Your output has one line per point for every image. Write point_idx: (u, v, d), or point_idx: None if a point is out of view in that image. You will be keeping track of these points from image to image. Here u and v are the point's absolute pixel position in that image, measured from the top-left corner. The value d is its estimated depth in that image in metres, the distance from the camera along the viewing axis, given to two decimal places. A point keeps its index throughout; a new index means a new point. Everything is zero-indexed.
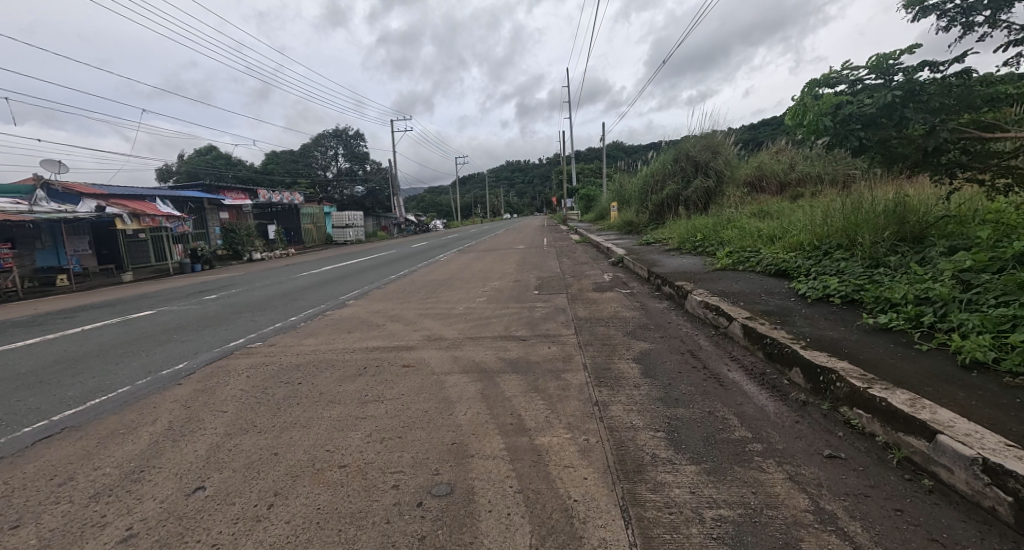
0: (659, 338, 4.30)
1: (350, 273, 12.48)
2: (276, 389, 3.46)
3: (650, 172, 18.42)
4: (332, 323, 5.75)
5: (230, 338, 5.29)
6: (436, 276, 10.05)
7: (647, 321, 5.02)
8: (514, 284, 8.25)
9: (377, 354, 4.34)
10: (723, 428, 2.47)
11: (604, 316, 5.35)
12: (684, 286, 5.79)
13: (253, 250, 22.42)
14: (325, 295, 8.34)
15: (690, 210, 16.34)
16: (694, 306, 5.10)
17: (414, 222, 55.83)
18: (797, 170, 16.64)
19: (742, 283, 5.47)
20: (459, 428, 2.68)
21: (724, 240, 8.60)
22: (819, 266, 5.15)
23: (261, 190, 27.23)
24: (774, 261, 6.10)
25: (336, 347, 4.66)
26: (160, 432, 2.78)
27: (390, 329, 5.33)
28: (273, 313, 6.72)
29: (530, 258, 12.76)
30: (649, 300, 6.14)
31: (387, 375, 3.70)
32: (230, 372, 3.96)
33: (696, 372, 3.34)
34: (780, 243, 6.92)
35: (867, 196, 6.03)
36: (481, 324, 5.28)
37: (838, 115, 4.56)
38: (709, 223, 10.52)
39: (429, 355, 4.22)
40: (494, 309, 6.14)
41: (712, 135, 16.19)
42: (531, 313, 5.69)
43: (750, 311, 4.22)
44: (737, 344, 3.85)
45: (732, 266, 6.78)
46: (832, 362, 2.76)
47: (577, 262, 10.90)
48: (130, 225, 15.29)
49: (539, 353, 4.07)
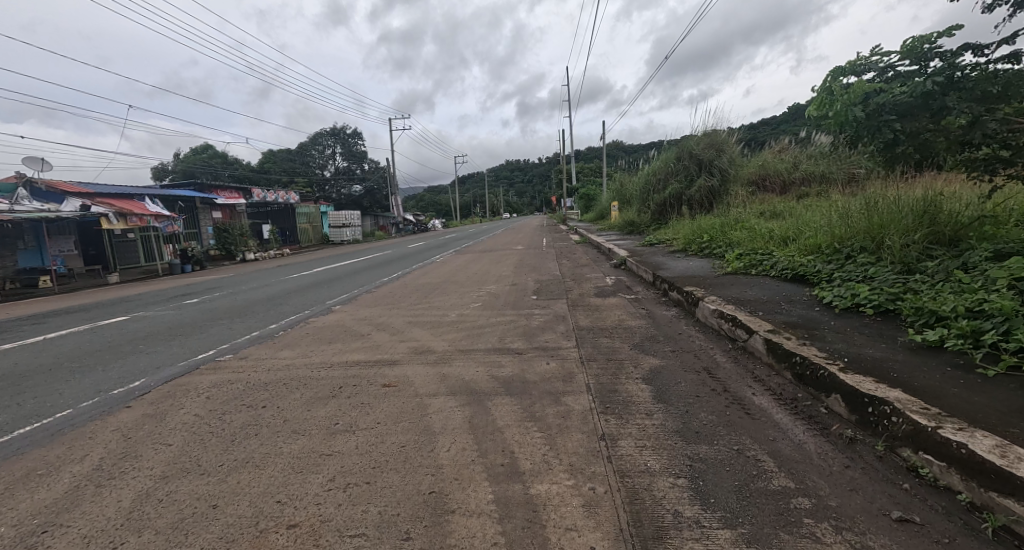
0: (670, 353, 3.86)
1: (342, 274, 12.04)
2: (235, 416, 3.02)
3: (651, 170, 17.96)
4: (313, 332, 5.32)
5: (199, 350, 4.84)
6: (430, 278, 9.60)
7: (655, 332, 4.58)
8: (511, 288, 7.81)
9: (356, 370, 3.90)
10: (758, 477, 2.01)
11: (608, 326, 4.91)
12: (693, 292, 5.37)
13: (247, 250, 21.97)
14: (310, 300, 7.89)
15: (694, 210, 15.91)
16: (706, 315, 4.65)
17: (413, 222, 55.40)
18: (801, 169, 16.26)
19: (758, 290, 5.03)
20: (439, 471, 2.24)
21: (732, 242, 8.17)
22: (842, 271, 4.71)
23: (256, 189, 26.75)
24: (790, 265, 5.68)
25: (311, 361, 4.22)
26: (85, 474, 2.35)
27: (374, 340, 4.88)
28: (251, 321, 6.27)
29: (529, 259, 12.33)
30: (656, 308, 5.71)
31: (363, 397, 3.27)
32: (188, 392, 3.51)
33: (717, 398, 2.89)
34: (795, 244, 6.48)
35: (891, 196, 5.60)
36: (473, 335, 4.84)
37: (868, 106, 4.11)
38: (715, 223, 10.08)
39: (414, 372, 3.79)
40: (489, 316, 5.69)
41: (716, 133, 15.76)
42: (528, 322, 5.25)
43: (772, 322, 3.78)
44: (760, 362, 3.40)
45: (744, 270, 6.36)
46: (883, 390, 2.32)
47: (577, 264, 10.47)
48: (116, 224, 14.82)
49: (535, 371, 3.63)
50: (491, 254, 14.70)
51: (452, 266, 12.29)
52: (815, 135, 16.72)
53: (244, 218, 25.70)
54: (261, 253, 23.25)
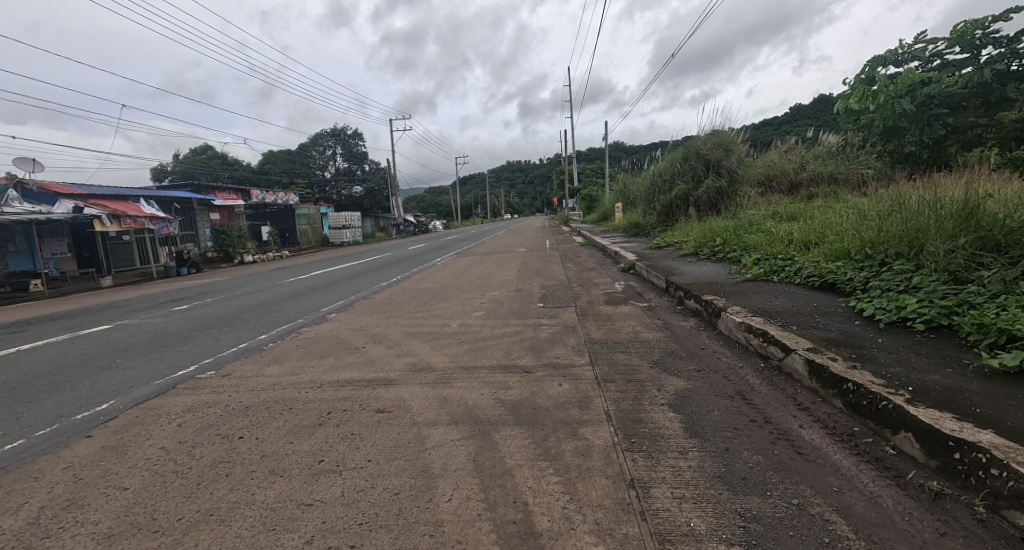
0: (694, 373, 3.47)
1: (340, 278, 11.68)
2: (206, 448, 2.65)
3: (658, 170, 17.58)
4: (304, 345, 4.95)
5: (180, 365, 4.46)
6: (431, 283, 9.22)
7: (675, 346, 4.19)
8: (516, 295, 7.43)
9: (348, 390, 3.53)
10: (833, 547, 1.63)
11: (622, 340, 4.53)
12: (713, 301, 4.99)
13: (245, 252, 21.65)
14: (304, 307, 7.50)
15: (701, 211, 15.53)
16: (730, 328, 4.27)
17: (414, 223, 55.08)
18: (809, 170, 15.91)
19: (785, 300, 4.64)
20: (439, 531, 1.87)
21: (747, 246, 7.78)
22: (879, 279, 4.32)
23: (255, 190, 26.42)
24: (816, 272, 5.29)
25: (300, 379, 3.85)
26: (15, 530, 1.97)
27: (369, 355, 4.51)
28: (240, 331, 5.88)
29: (532, 262, 11.97)
30: (671, 318, 5.32)
31: (354, 426, 2.89)
32: (159, 418, 3.14)
33: (759, 433, 2.50)
34: (819, 249, 6.11)
35: (926, 197, 5.20)
36: (477, 349, 4.46)
37: (917, 97, 4.62)
38: (727, 226, 9.69)
39: (412, 394, 3.41)
40: (493, 327, 5.32)
41: (725, 133, 15.38)
42: (536, 334, 4.88)
43: (810, 339, 3.40)
44: (800, 386, 3.01)
45: (764, 276, 5.98)
46: (970, 430, 1.94)
47: (583, 268, 10.10)
48: (110, 226, 14.48)
49: (547, 394, 3.25)
50: (494, 257, 14.31)
51: (453, 269, 11.93)
52: (824, 135, 16.34)
53: (243, 220, 25.37)
54: (260, 255, 22.90)
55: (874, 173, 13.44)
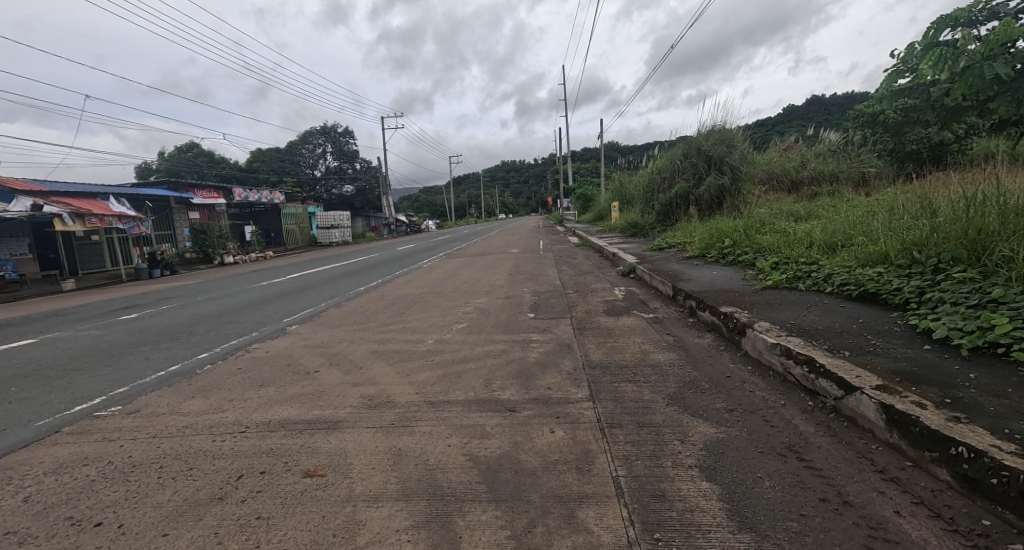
0: (725, 417, 2.68)
1: (317, 282, 10.81)
2: (37, 545, 1.82)
3: (656, 168, 16.84)
4: (245, 368, 4.11)
5: (83, 397, 3.57)
6: (413, 289, 8.39)
7: (694, 375, 3.41)
8: (505, 303, 6.62)
9: (277, 436, 2.72)
10: None
11: (628, 363, 3.74)
12: (734, 315, 4.22)
13: (225, 253, 20.68)
14: (266, 316, 6.63)
15: (702, 211, 14.82)
16: (761, 351, 3.48)
17: (406, 223, 54.12)
18: (810, 168, 15.40)
19: (822, 314, 3.87)
20: None
21: (761, 248, 7.05)
22: (939, 289, 3.57)
23: (237, 188, 25.38)
24: (851, 278, 4.55)
25: (221, 419, 3.02)
26: None
27: (319, 383, 3.68)
28: (180, 347, 5.01)
29: (524, 264, 11.18)
30: (683, 334, 4.54)
31: (265, 503, 2.07)
32: (6, 484, 2.30)
33: (840, 526, 1.70)
34: (848, 252, 5.37)
35: (984, 194, 4.49)
36: (453, 377, 3.65)
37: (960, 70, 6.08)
38: (734, 226, 8.97)
39: (358, 446, 2.59)
40: (475, 345, 4.52)
41: (727, 128, 14.68)
42: (524, 356, 4.09)
43: (874, 371, 2.62)
44: (875, 440, 2.23)
45: (786, 283, 5.24)
46: None
47: (579, 271, 9.35)
48: (73, 226, 13.54)
49: (534, 450, 2.45)
50: (485, 259, 13.47)
51: (439, 272, 11.12)
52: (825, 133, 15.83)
53: (225, 219, 24.37)
54: (242, 255, 21.91)
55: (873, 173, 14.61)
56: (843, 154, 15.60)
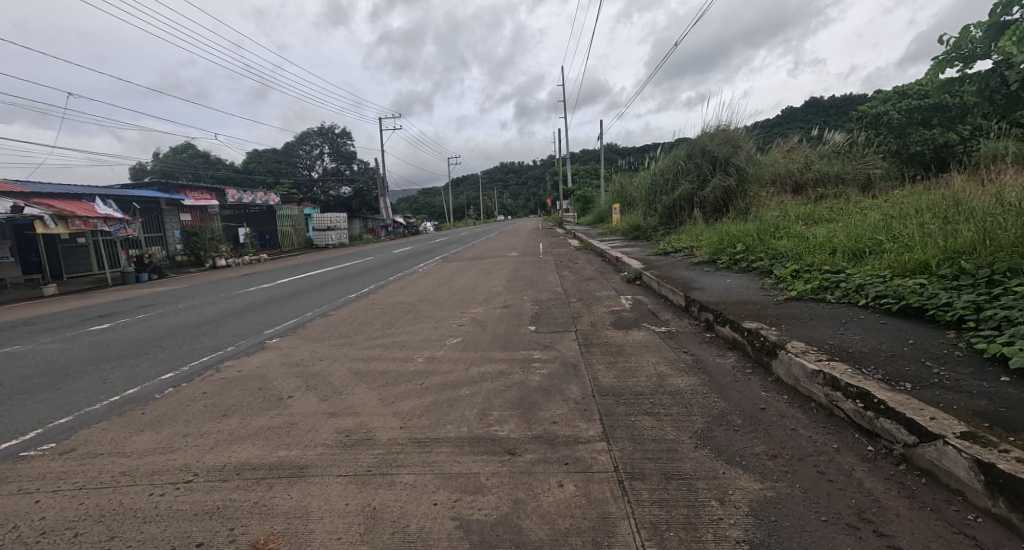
0: (771, 466, 2.22)
1: (308, 287, 10.32)
2: None
3: (659, 170, 16.43)
4: (210, 392, 3.64)
5: (15, 430, 3.08)
6: (407, 296, 7.91)
7: (722, 407, 2.95)
8: (503, 314, 6.16)
9: (227, 487, 2.24)
10: None
11: (644, 390, 3.28)
12: (761, 332, 3.78)
13: (218, 256, 20.21)
14: (246, 327, 6.14)
15: (707, 213, 14.39)
16: (799, 378, 3.03)
17: (404, 225, 53.68)
18: (815, 169, 15.03)
19: (862, 334, 3.43)
20: None
21: (777, 254, 6.61)
22: (1001, 304, 3.12)
23: (231, 189, 24.91)
24: (888, 290, 4.10)
25: (166, 463, 2.49)
26: None
27: (291, 410, 3.21)
28: (144, 364, 4.51)
29: (524, 269, 10.75)
30: (702, 352, 4.09)
31: None
32: None
33: None
34: (879, 260, 4.92)
35: None
36: (444, 408, 3.18)
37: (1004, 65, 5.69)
38: (743, 230, 8.55)
39: (324, 502, 2.11)
40: (471, 366, 4.05)
41: (732, 128, 14.26)
42: (526, 380, 3.62)
43: (952, 412, 2.16)
44: (971, 509, 1.76)
45: (812, 294, 4.80)
46: None
47: (581, 277, 8.92)
48: (54, 228, 13.03)
49: (539, 513, 1.97)
50: (483, 263, 12.99)
51: (435, 277, 10.68)
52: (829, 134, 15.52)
53: (218, 221, 23.88)
54: (236, 258, 21.43)
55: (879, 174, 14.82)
56: (849, 155, 15.24)
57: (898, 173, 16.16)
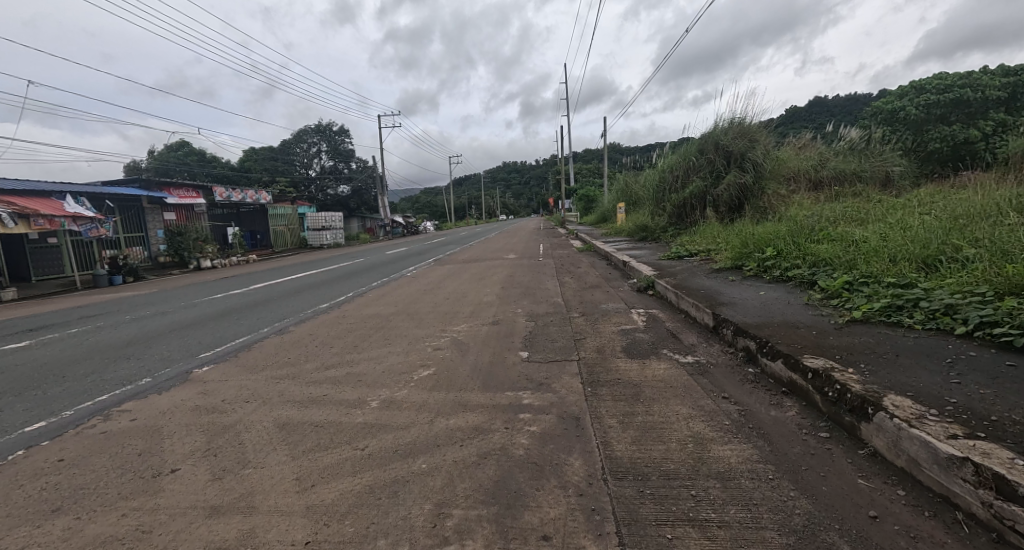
0: None
1: (281, 295, 9.29)
2: None
3: (667, 166, 15.39)
4: (67, 460, 2.60)
5: None
6: (384, 308, 6.86)
7: (805, 508, 1.90)
8: (492, 333, 5.13)
9: None
10: None
11: (679, 472, 2.22)
12: (835, 377, 2.72)
13: (202, 257, 19.25)
14: (183, 347, 5.13)
15: (720, 212, 13.35)
16: (922, 465, 1.96)
17: (404, 225, 52.72)
18: (834, 166, 14.07)
19: (996, 386, 2.35)
20: None
21: (819, 260, 5.55)
22: None
23: (219, 186, 23.88)
24: (1004, 313, 3.02)
25: None
26: None
27: (160, 499, 2.17)
28: (19, 406, 3.48)
29: (521, 274, 9.73)
30: (749, 400, 3.03)
31: None
32: None
33: None
34: (966, 272, 3.85)
35: None
36: (382, 499, 2.14)
37: None
38: (767, 231, 7.54)
39: None
40: (437, 418, 3.01)
41: (748, 121, 13.22)
42: (508, 447, 2.57)
43: None
44: None
45: (882, 315, 3.72)
46: None
47: (585, 285, 7.89)
48: (15, 227, 12.04)
49: None
50: (477, 267, 11.92)
51: (423, 282, 9.65)
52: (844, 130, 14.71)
53: (205, 220, 22.90)
54: (222, 259, 20.45)
55: (897, 173, 14.02)
56: (867, 152, 14.38)
57: (914, 173, 15.39)
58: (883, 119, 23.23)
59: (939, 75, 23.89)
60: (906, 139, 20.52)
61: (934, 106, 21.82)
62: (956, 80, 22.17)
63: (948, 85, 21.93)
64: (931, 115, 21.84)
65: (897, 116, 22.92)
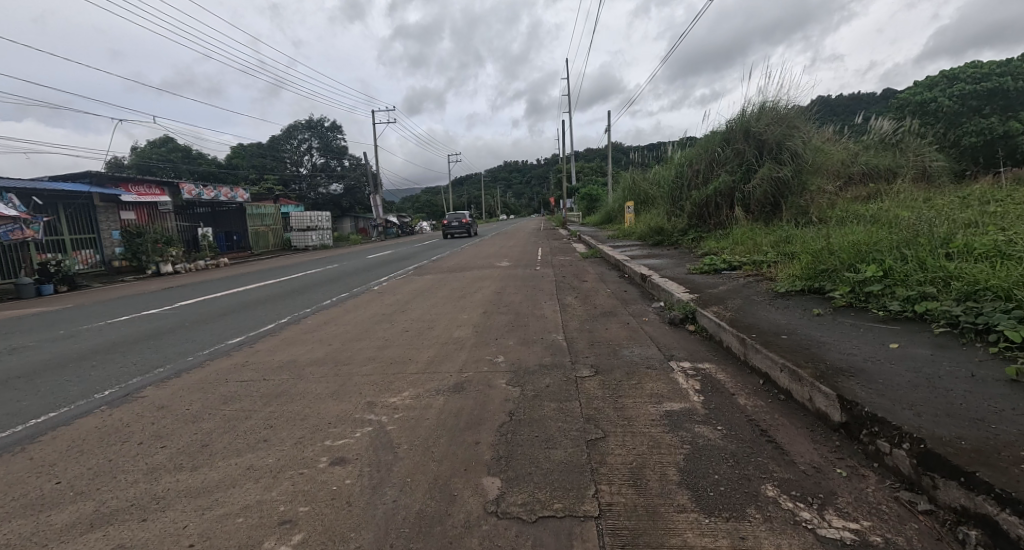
0: None
1: (201, 318, 7.13)
2: None
3: (686, 159, 13.31)
4: None
5: None
6: (309, 351, 4.78)
7: None
8: (449, 415, 3.06)
9: None
10: None
11: None
12: None
13: (163, 262, 17.02)
14: None
15: (750, 213, 11.29)
16: None
17: (398, 225, 50.49)
18: (874, 159, 12.08)
19: None
20: None
21: (981, 287, 3.43)
22: None
23: (187, 184, 21.26)
24: None
25: None
26: None
27: None
28: None
29: (512, 292, 7.66)
30: None
31: None
32: None
33: None
34: None
35: None
36: None
37: None
38: (844, 237, 5.51)
39: None
40: None
41: (784, 103, 11.16)
42: None
43: None
44: None
45: None
46: None
47: (597, 311, 5.83)
48: None
49: None
50: (462, 279, 9.80)
51: (389, 301, 7.61)
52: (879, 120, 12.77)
53: (171, 221, 20.73)
54: (187, 263, 18.32)
55: (938, 168, 12.20)
56: (904, 145, 12.57)
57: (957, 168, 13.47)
58: (911, 110, 21.19)
59: (973, 64, 21.74)
60: (940, 132, 18.56)
61: (969, 96, 19.74)
62: (993, 68, 20.08)
63: (983, 74, 19.95)
64: (965, 107, 19.78)
65: (926, 108, 20.87)
